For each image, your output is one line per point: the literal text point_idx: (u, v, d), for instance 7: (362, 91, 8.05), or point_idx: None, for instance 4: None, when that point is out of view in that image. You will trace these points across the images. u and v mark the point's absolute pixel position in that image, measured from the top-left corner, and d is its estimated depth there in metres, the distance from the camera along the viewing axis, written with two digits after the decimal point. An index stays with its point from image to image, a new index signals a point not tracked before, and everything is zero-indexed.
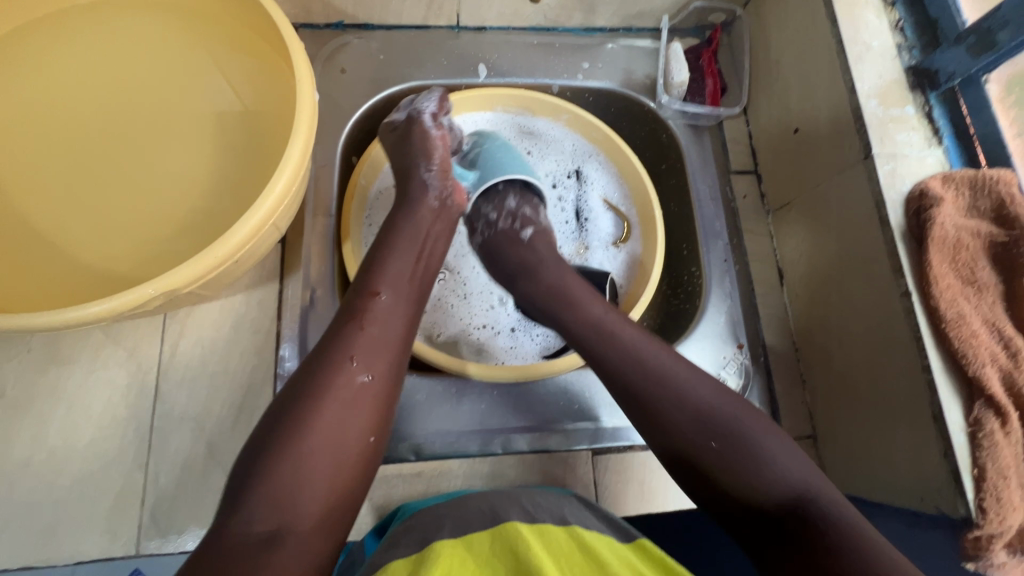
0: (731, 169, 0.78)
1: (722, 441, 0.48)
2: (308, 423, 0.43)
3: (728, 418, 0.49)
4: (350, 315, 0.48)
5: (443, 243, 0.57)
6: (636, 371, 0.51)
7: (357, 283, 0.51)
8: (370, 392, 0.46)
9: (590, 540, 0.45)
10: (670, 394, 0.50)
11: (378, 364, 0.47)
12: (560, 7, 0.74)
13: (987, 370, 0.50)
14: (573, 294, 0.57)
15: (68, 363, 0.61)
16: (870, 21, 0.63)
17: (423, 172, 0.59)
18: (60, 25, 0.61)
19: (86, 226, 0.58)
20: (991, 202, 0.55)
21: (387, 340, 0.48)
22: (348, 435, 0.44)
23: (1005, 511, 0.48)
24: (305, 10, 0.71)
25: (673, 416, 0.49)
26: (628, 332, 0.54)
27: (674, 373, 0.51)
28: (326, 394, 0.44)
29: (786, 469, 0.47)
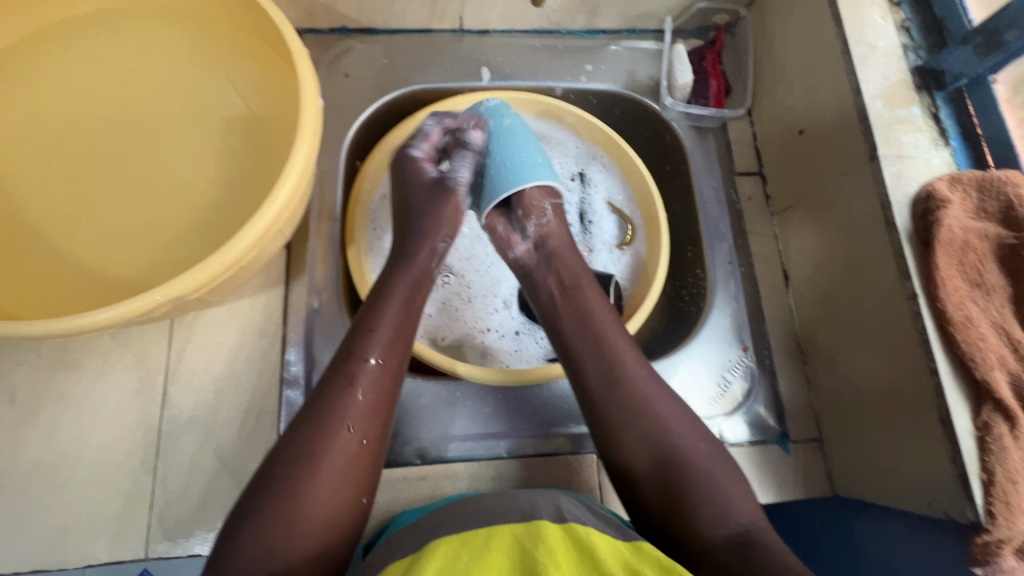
0: (736, 171, 0.77)
1: (690, 481, 0.50)
2: (305, 472, 0.45)
3: (702, 464, 0.51)
4: (340, 376, 0.50)
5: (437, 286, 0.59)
6: (632, 401, 0.53)
7: (348, 342, 0.52)
8: (362, 455, 0.47)
9: (586, 537, 0.44)
10: (656, 430, 0.52)
11: (370, 427, 0.49)
12: (563, 9, 0.74)
13: (996, 374, 0.50)
14: (597, 325, 0.57)
15: (77, 368, 0.62)
16: (876, 22, 0.63)
17: (437, 241, 0.60)
18: (66, 33, 0.62)
19: (94, 233, 0.59)
20: (999, 203, 0.54)
21: (379, 403, 0.50)
22: (342, 496, 0.46)
23: (1014, 516, 0.48)
24: (309, 15, 0.71)
25: (654, 449, 0.51)
26: (632, 360, 0.55)
27: (667, 414, 0.53)
28: (319, 457, 0.46)
29: (743, 513, 0.49)
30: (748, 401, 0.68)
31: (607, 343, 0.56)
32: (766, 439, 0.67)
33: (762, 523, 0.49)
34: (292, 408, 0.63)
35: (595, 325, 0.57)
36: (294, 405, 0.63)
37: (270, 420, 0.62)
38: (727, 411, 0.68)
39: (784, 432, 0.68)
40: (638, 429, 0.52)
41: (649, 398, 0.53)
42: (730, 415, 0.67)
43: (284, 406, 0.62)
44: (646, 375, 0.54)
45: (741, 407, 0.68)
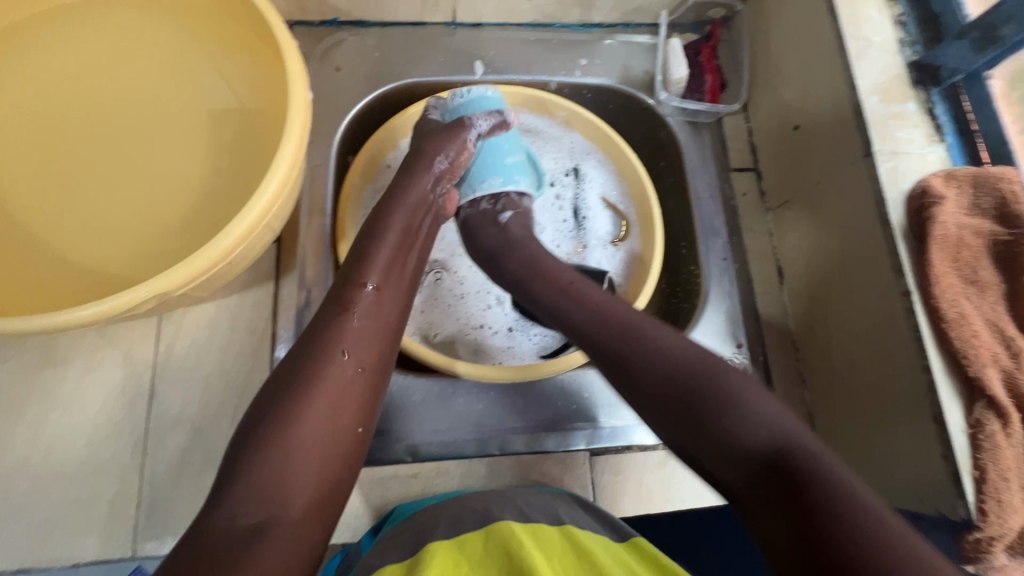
0: (731, 167, 0.77)
1: (700, 397, 0.44)
2: (293, 405, 0.43)
3: (705, 365, 0.46)
4: (336, 305, 0.49)
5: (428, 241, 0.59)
6: (614, 339, 0.50)
7: (346, 275, 0.52)
8: (360, 380, 0.46)
9: (582, 539, 0.45)
10: (644, 352, 0.48)
11: (365, 355, 0.48)
12: (557, 2, 0.73)
13: (989, 371, 0.50)
14: (563, 281, 0.56)
15: (63, 364, 0.61)
16: (872, 16, 0.62)
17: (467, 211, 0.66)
18: (51, 24, 0.60)
19: (79, 227, 0.58)
20: (993, 200, 0.54)
21: (376, 332, 0.49)
22: (336, 421, 0.44)
23: (1007, 513, 0.47)
24: (300, 7, 0.70)
25: (650, 378, 0.47)
26: (602, 297, 0.54)
27: (651, 334, 0.49)
28: (312, 377, 0.45)
29: (767, 414, 0.42)
30: None
31: (600, 312, 0.53)
32: None
33: (803, 431, 0.42)
34: None
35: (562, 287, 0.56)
36: None
37: None
38: None
39: None
40: (633, 359, 0.48)
41: (632, 326, 0.50)
42: None
43: None
44: (623, 308, 0.53)
45: None
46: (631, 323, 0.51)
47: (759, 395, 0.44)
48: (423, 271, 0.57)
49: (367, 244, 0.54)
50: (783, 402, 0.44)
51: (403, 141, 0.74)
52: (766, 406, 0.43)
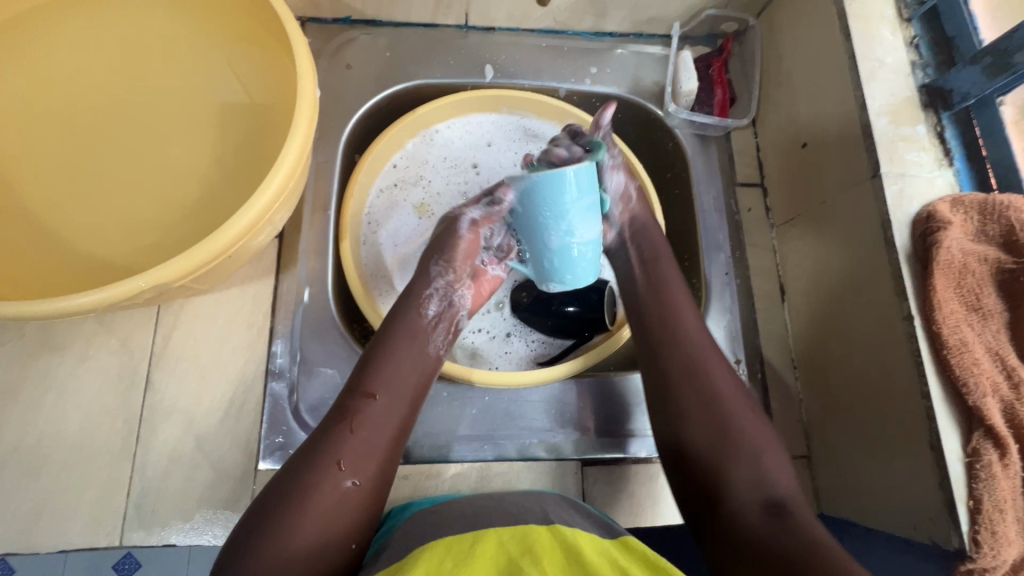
0: (737, 182, 0.76)
1: (731, 456, 0.51)
2: (286, 522, 0.44)
3: (751, 432, 0.52)
4: (341, 416, 0.50)
5: (440, 341, 0.57)
6: (705, 396, 0.54)
7: (353, 381, 0.52)
8: (355, 498, 0.47)
9: (573, 538, 0.44)
10: (706, 383, 0.54)
11: (366, 470, 0.48)
12: (570, 10, 0.73)
13: (989, 401, 0.49)
14: (665, 288, 0.60)
15: (60, 351, 0.61)
16: (885, 37, 0.62)
17: (432, 265, 0.59)
18: (67, 10, 0.61)
19: (83, 214, 0.58)
20: (1000, 227, 0.53)
21: (377, 442, 0.49)
22: (333, 537, 0.45)
23: (999, 545, 0.47)
24: (313, 4, 0.70)
25: (700, 399, 0.54)
26: (680, 287, 0.61)
27: (723, 390, 0.54)
28: (309, 495, 0.45)
29: (783, 487, 0.50)
30: None
31: (666, 289, 0.60)
32: None
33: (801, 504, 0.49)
34: (276, 401, 0.62)
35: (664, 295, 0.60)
36: (280, 399, 0.62)
37: (254, 411, 0.61)
38: None
39: None
40: (690, 395, 0.54)
41: (705, 366, 0.55)
42: None
43: (269, 398, 0.62)
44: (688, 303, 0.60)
45: None
46: (695, 338, 0.57)
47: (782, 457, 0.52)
48: (433, 375, 0.56)
49: (376, 345, 0.54)
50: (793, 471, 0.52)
51: (410, 143, 0.75)
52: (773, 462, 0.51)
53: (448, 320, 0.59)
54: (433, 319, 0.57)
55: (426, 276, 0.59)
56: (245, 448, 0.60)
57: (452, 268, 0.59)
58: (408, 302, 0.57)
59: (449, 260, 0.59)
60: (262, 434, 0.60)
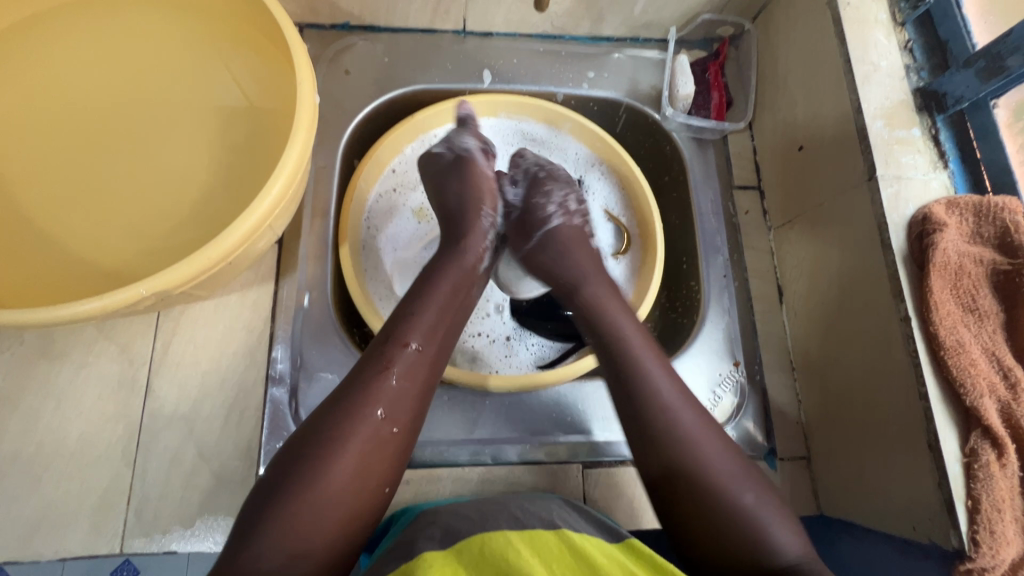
0: (735, 185, 0.77)
1: (732, 527, 0.47)
2: (325, 458, 0.44)
3: (750, 501, 0.48)
4: (379, 360, 0.49)
5: (477, 287, 0.59)
6: (686, 458, 0.49)
7: (389, 329, 0.52)
8: (392, 444, 0.47)
9: (579, 543, 0.45)
10: (684, 448, 0.50)
11: (404, 413, 0.48)
12: (568, 15, 0.74)
13: (986, 401, 0.50)
14: (630, 346, 0.55)
15: (59, 358, 0.61)
16: (880, 41, 0.63)
17: (481, 215, 0.62)
18: (67, 18, 0.61)
19: (82, 221, 0.58)
20: (995, 229, 0.54)
21: (415, 388, 0.50)
22: (368, 482, 0.45)
23: (999, 545, 0.48)
24: (311, 11, 0.71)
25: (682, 466, 0.49)
26: (638, 341, 0.55)
27: (708, 451, 0.50)
28: (349, 431, 0.45)
29: (787, 545, 0.46)
30: (737, 415, 0.68)
31: (627, 345, 0.55)
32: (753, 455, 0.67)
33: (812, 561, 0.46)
34: (276, 407, 0.62)
35: (630, 354, 0.54)
36: (281, 404, 0.62)
37: (254, 417, 0.61)
38: None
39: (771, 449, 0.67)
40: (677, 464, 0.49)
41: (686, 429, 0.50)
42: None
43: (269, 404, 0.62)
44: (655, 361, 0.54)
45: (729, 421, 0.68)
46: (666, 397, 0.52)
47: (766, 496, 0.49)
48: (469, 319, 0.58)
49: (421, 286, 0.55)
50: (795, 525, 0.49)
51: (409, 147, 0.75)
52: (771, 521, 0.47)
53: (491, 269, 0.62)
54: (478, 270, 0.60)
55: (478, 226, 0.61)
56: (246, 454, 0.60)
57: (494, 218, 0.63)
58: (457, 248, 0.60)
59: (487, 208, 0.63)
60: (263, 440, 0.60)
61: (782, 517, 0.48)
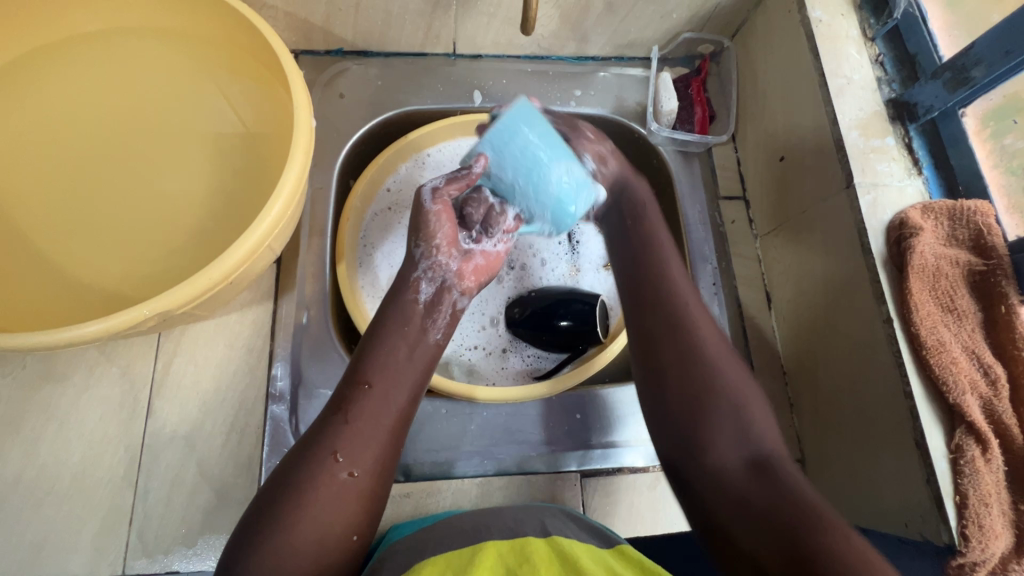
0: (720, 195, 0.79)
1: (704, 394, 0.52)
2: (287, 512, 0.45)
3: (732, 382, 0.53)
4: (338, 406, 0.50)
5: (437, 330, 0.57)
6: (682, 340, 0.55)
7: (352, 372, 0.52)
8: (351, 489, 0.47)
9: (568, 548, 0.45)
10: (689, 333, 0.55)
11: (362, 460, 0.48)
12: (553, 36, 0.76)
13: (968, 398, 0.51)
14: (671, 279, 0.59)
15: (60, 382, 0.62)
16: (851, 55, 0.66)
17: (415, 249, 0.58)
18: (68, 50, 0.63)
19: (84, 247, 0.59)
20: (969, 231, 0.56)
21: (375, 432, 0.49)
22: (334, 529, 0.45)
23: (987, 538, 0.49)
24: (306, 38, 0.73)
25: (688, 360, 0.54)
26: (671, 259, 0.62)
27: (708, 339, 0.55)
28: (308, 485, 0.46)
29: (767, 436, 0.51)
30: None
31: (654, 246, 0.62)
32: None
33: (780, 451, 0.51)
34: (277, 424, 0.62)
35: (674, 299, 0.58)
36: (281, 421, 0.63)
37: (255, 434, 0.62)
38: None
39: None
40: (679, 361, 0.54)
41: (691, 327, 0.56)
42: None
43: (269, 421, 0.62)
44: (677, 264, 0.61)
45: None
46: (685, 299, 0.58)
47: (771, 418, 0.53)
48: (432, 362, 0.56)
49: (377, 329, 0.55)
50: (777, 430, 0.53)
51: (403, 167, 0.77)
52: (754, 408, 0.52)
53: (442, 300, 0.58)
54: (424, 303, 0.57)
55: (410, 259, 0.58)
56: (247, 471, 0.61)
57: (439, 248, 0.57)
58: (399, 285, 0.57)
59: (432, 243, 0.57)
60: (264, 456, 0.61)
61: (761, 405, 0.53)
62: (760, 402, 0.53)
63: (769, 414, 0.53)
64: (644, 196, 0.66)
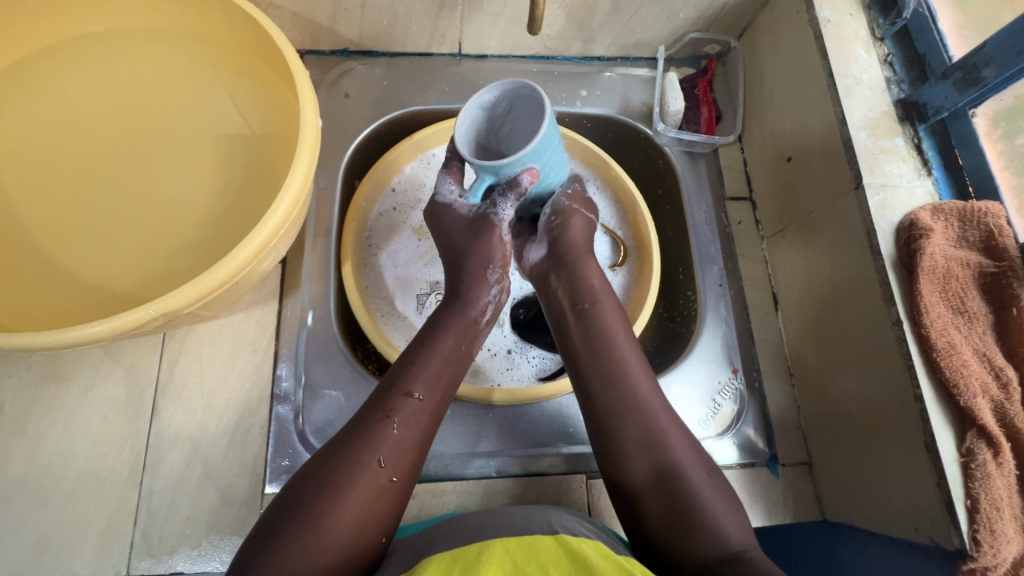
0: (727, 196, 0.78)
1: (686, 508, 0.49)
2: (324, 510, 0.44)
3: (699, 480, 0.51)
4: (380, 412, 0.50)
5: (481, 339, 0.59)
6: (647, 451, 0.51)
7: (394, 377, 0.53)
8: (391, 493, 0.47)
9: (575, 544, 0.44)
10: (655, 446, 0.52)
11: (403, 466, 0.48)
12: (559, 37, 0.76)
13: (979, 401, 0.51)
14: (608, 335, 0.57)
15: (65, 381, 0.62)
16: (860, 55, 0.65)
17: (489, 269, 0.59)
18: (75, 50, 0.63)
19: (90, 246, 0.59)
20: (980, 233, 0.56)
21: (417, 440, 0.50)
22: (367, 532, 0.45)
23: (999, 543, 0.48)
24: (311, 38, 0.73)
25: (645, 438, 0.52)
26: (616, 318, 0.59)
27: (668, 435, 0.52)
28: (347, 483, 0.46)
29: (732, 531, 0.48)
30: (737, 423, 0.69)
31: (605, 329, 0.57)
32: (756, 462, 0.67)
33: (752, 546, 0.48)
34: (282, 424, 0.62)
35: (616, 362, 0.55)
36: (285, 422, 0.63)
37: (260, 435, 0.62)
38: (716, 431, 0.68)
39: (773, 455, 0.68)
40: (639, 450, 0.52)
41: (647, 414, 0.53)
42: (719, 437, 0.68)
43: (274, 422, 0.62)
44: (621, 327, 0.58)
45: (730, 429, 0.68)
46: (631, 377, 0.55)
47: (714, 487, 0.51)
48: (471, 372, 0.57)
49: (426, 339, 0.55)
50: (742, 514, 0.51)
51: (408, 167, 0.77)
52: (711, 494, 0.50)
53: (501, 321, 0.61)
54: (486, 319, 0.59)
55: (483, 280, 0.59)
56: (251, 472, 0.60)
57: (503, 269, 0.60)
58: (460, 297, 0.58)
59: (506, 270, 0.60)
60: (269, 457, 0.61)
61: (717, 493, 0.51)
62: (716, 490, 0.51)
63: (735, 508, 0.51)
64: (581, 239, 0.62)
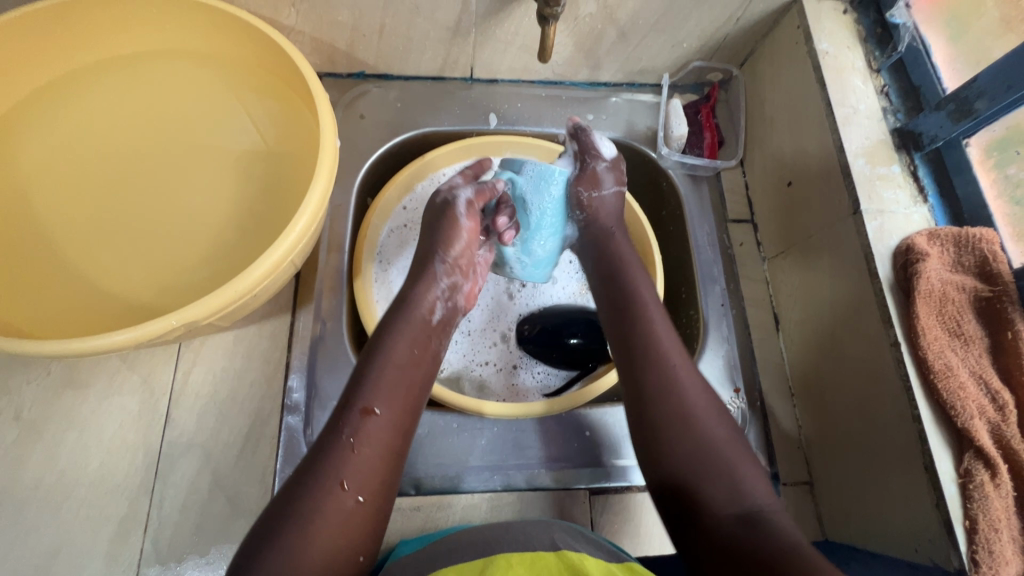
0: (729, 219, 0.81)
1: (704, 464, 0.52)
2: (292, 543, 0.44)
3: (720, 434, 0.54)
4: (339, 430, 0.50)
5: (436, 342, 0.59)
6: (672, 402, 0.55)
7: (349, 392, 0.53)
8: (359, 513, 0.48)
9: (578, 560, 0.45)
10: (676, 394, 0.55)
11: (369, 485, 0.49)
12: (568, 63, 0.79)
13: (977, 423, 0.52)
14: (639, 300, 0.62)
15: (82, 389, 0.63)
16: (857, 86, 0.68)
17: (437, 263, 0.62)
18: (105, 71, 0.66)
19: (113, 258, 0.62)
20: (975, 258, 0.58)
21: (380, 457, 0.50)
22: (342, 555, 0.46)
23: (999, 565, 0.48)
24: (330, 61, 0.76)
25: (667, 397, 0.55)
26: (644, 289, 0.64)
27: (687, 387, 0.56)
28: (312, 515, 0.46)
29: (757, 492, 0.51)
30: None
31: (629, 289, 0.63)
32: None
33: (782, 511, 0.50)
34: (291, 434, 0.62)
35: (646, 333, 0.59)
36: (295, 432, 0.62)
37: (270, 445, 0.63)
38: None
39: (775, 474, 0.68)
40: (665, 401, 0.55)
41: (677, 371, 0.56)
42: None
43: (284, 432, 0.62)
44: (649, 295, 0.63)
45: None
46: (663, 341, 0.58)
47: (736, 444, 0.54)
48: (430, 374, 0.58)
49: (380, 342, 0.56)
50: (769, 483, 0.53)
51: (419, 185, 0.79)
52: (737, 451, 0.53)
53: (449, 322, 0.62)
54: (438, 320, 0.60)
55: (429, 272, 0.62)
56: (260, 481, 0.62)
57: (455, 267, 0.63)
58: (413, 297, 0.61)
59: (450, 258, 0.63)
60: (277, 466, 0.61)
61: (750, 458, 0.53)
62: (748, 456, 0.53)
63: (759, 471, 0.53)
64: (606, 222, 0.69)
